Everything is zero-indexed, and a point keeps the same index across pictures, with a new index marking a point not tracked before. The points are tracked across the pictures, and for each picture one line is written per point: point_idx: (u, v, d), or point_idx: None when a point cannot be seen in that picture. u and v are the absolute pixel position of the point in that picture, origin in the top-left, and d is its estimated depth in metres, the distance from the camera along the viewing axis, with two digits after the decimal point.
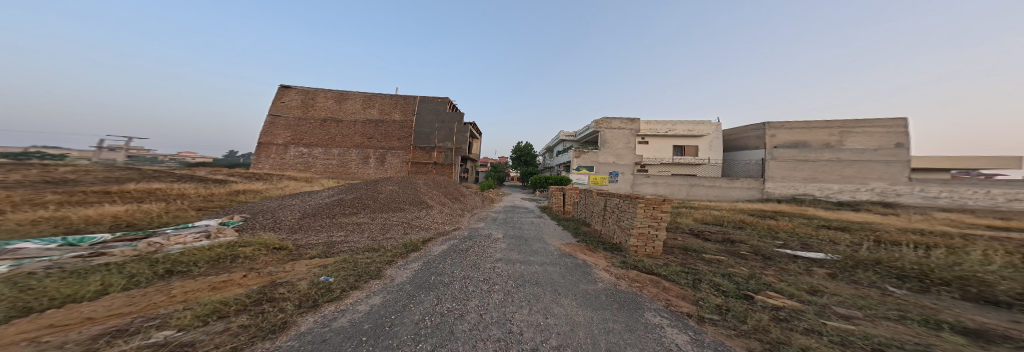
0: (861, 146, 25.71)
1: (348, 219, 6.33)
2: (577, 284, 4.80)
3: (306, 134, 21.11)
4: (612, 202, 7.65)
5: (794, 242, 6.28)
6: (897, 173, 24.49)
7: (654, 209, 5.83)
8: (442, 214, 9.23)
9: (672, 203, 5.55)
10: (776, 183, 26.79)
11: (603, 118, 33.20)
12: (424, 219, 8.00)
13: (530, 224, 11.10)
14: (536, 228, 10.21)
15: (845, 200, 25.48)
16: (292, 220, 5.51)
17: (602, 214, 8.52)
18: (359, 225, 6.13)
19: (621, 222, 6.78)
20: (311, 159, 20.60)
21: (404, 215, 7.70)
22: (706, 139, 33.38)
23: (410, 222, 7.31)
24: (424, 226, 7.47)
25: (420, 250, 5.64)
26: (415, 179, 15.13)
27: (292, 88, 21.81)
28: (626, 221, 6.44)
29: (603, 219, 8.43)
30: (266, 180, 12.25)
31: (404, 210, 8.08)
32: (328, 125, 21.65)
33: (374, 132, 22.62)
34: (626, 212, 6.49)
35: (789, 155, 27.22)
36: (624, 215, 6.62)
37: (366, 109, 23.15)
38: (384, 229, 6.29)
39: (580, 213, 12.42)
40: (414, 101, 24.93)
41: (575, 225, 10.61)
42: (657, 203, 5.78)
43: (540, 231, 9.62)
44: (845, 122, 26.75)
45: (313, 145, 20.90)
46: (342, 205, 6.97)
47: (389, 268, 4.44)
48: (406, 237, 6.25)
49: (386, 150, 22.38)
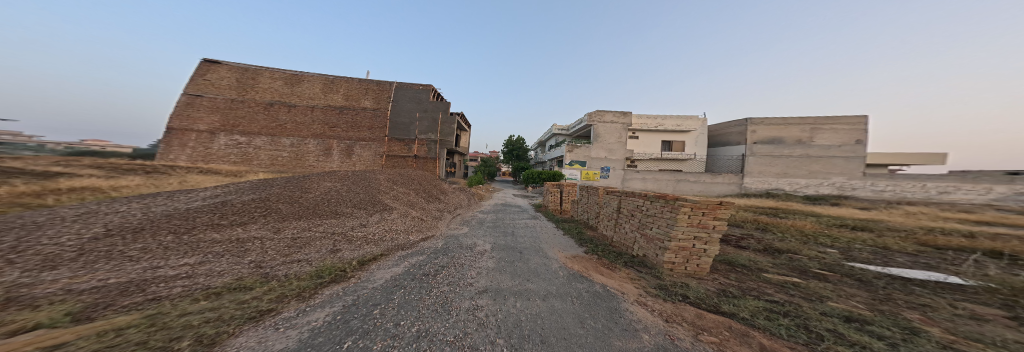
0: (829, 142, 27.06)
1: (221, 234, 3.91)
2: (603, 336, 2.98)
3: (244, 121, 16.54)
4: (631, 202, 6.03)
5: (853, 251, 5.06)
6: (854, 168, 26.21)
7: (702, 216, 4.17)
8: (405, 218, 6.97)
9: (734, 206, 3.92)
10: (753, 179, 28.48)
11: (594, 112, 32.17)
12: (373, 227, 5.71)
13: (524, 229, 9.30)
14: (533, 234, 8.39)
15: (810, 194, 27.12)
16: (80, 245, 3.01)
17: (613, 216, 6.97)
18: (239, 245, 3.77)
19: (647, 230, 5.20)
20: (252, 150, 16.30)
21: (338, 222, 5.37)
22: (693, 135, 33.87)
23: (345, 234, 5.04)
24: (368, 238, 5.22)
25: (344, 282, 3.73)
26: (384, 175, 12.54)
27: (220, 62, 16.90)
28: (656, 229, 4.85)
29: (614, 223, 6.85)
30: (166, 177, 8.79)
31: (343, 214, 5.74)
32: (274, 110, 17.17)
33: (336, 120, 18.90)
34: (657, 217, 4.86)
35: (767, 151, 28.42)
36: (654, 221, 4.97)
37: (327, 93, 19.21)
38: (289, 252, 4.00)
39: (579, 214, 10.92)
40: (389, 86, 21.80)
41: (577, 229, 9.00)
42: (709, 207, 4.12)
43: (535, 238, 7.76)
44: (816, 119, 28.06)
45: (254, 134, 16.41)
46: (224, 211, 4.49)
47: (241, 336, 2.16)
48: (322, 263, 4.01)
49: (355, 140, 19.10)
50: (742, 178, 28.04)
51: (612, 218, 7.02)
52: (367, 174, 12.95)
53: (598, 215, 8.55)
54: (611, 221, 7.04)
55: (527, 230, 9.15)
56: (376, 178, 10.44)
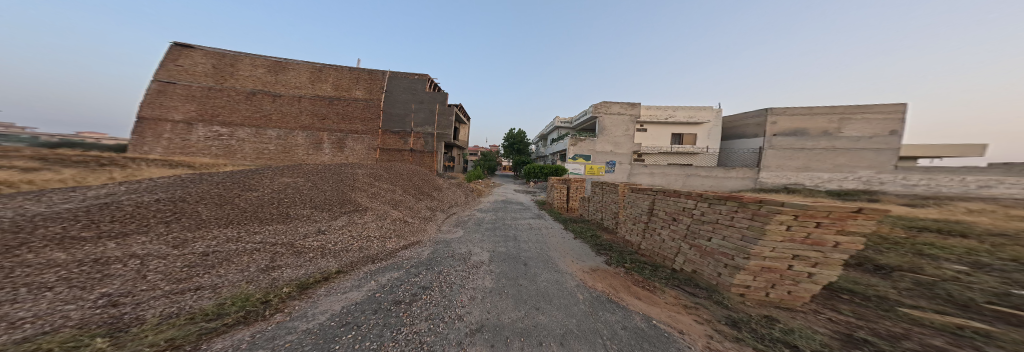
0: (858, 134, 24.92)
1: (83, 255, 2.70)
2: None
3: (222, 110, 14.59)
4: (673, 204, 4.58)
5: (990, 271, 3.71)
6: (886, 160, 23.99)
7: (816, 228, 2.64)
8: (382, 222, 5.75)
9: (881, 217, 2.39)
10: (770, 173, 26.70)
11: (601, 103, 30.41)
12: (335, 235, 4.48)
13: (529, 231, 8.03)
14: (540, 239, 7.11)
15: (832, 189, 25.28)
16: None
17: (640, 220, 5.57)
18: (101, 270, 2.48)
19: (704, 243, 3.79)
20: (235, 142, 14.72)
21: (286, 229, 4.19)
22: (705, 127, 31.95)
23: (292, 244, 3.83)
24: (325, 249, 4.01)
25: (266, 320, 2.31)
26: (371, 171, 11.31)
27: (195, 47, 14.50)
28: (722, 242, 3.42)
29: (643, 227, 5.48)
30: (113, 171, 7.53)
31: (297, 220, 4.57)
32: (259, 100, 15.65)
33: (327, 111, 17.69)
34: (723, 226, 3.42)
35: (787, 143, 26.45)
36: (718, 231, 3.52)
37: (315, 82, 17.75)
38: (184, 276, 2.60)
39: (590, 213, 9.69)
40: (383, 75, 20.51)
41: (591, 231, 7.78)
42: (835, 216, 2.55)
43: (540, 246, 6.52)
44: (844, 108, 25.74)
45: (238, 125, 14.86)
46: (132, 225, 3.50)
47: None
48: (235, 291, 2.56)
49: (347, 133, 18.00)
50: (758, 173, 26.36)
51: (640, 222, 5.63)
52: (353, 169, 11.71)
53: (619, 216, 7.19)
54: (639, 226, 5.65)
55: (531, 232, 7.90)
56: (356, 173, 9.18)
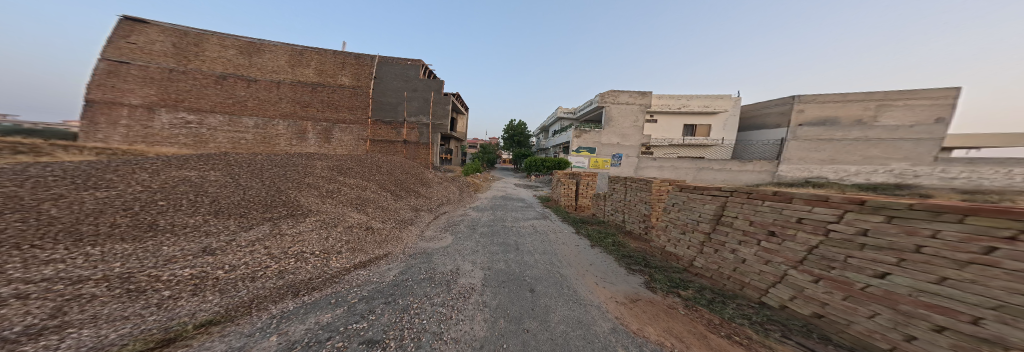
0: (896, 122, 22.57)
1: None
2: None
3: (190, 94, 12.90)
4: (772, 212, 2.95)
5: None
6: (925, 152, 21.59)
7: None
8: (325, 233, 4.49)
9: None
10: (791, 166, 24.94)
11: (608, 92, 28.27)
12: (230, 256, 3.29)
13: (530, 235, 6.66)
14: (547, 250, 5.70)
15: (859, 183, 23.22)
16: None
17: (700, 231, 3.93)
18: None
19: (867, 283, 2.07)
20: (205, 130, 13.06)
21: (129, 250, 3.10)
22: (721, 117, 29.74)
23: (127, 278, 2.59)
24: (195, 281, 2.71)
25: None
26: (338, 164, 9.82)
27: (151, 22, 12.90)
28: (942, 290, 1.67)
29: (704, 240, 3.84)
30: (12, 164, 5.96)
31: (167, 236, 3.53)
32: (231, 84, 13.85)
33: (310, 98, 16.11)
34: (947, 264, 1.69)
35: (813, 133, 24.24)
36: (924, 269, 1.78)
37: (295, 66, 16.04)
38: None
39: (603, 212, 8.19)
40: (371, 61, 18.89)
41: (613, 237, 6.25)
42: None
43: (545, 260, 5.12)
44: (882, 95, 23.36)
45: (208, 112, 13.18)
46: None
47: None
48: None
49: (334, 123, 16.65)
50: (777, 166, 24.46)
51: (696, 234, 4.00)
52: (327, 162, 10.17)
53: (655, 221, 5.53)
54: (695, 238, 4.01)
55: (534, 237, 6.50)
56: (315, 168, 8.22)
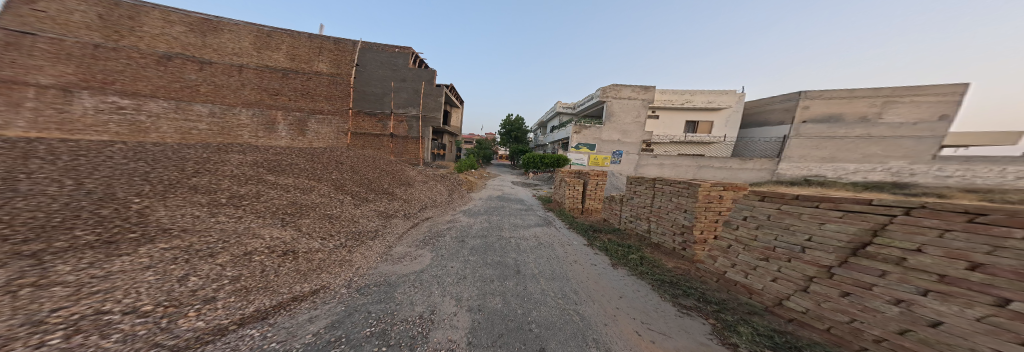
0: (900, 119, 22.24)
1: None
2: None
3: (123, 76, 10.55)
4: None
5: None
6: (925, 150, 21.21)
7: None
8: (161, 275, 2.69)
9: None
10: (790, 163, 24.65)
11: (610, 86, 26.99)
12: None
13: (526, 252, 5.30)
14: (551, 276, 4.32)
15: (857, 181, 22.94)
16: None
17: (816, 264, 2.56)
18: None
19: None
20: (146, 117, 10.53)
21: None
22: (723, 114, 29.00)
23: None
24: None
25: None
26: (268, 159, 8.11)
27: None
28: None
29: (821, 277, 2.49)
30: None
31: None
32: (177, 66, 11.68)
33: (280, 86, 14.21)
34: None
35: (816, 131, 23.97)
36: None
37: (262, 49, 14.00)
38: None
39: (615, 218, 6.98)
40: (353, 46, 17.16)
41: (637, 252, 5.00)
42: None
43: (549, 294, 3.73)
44: (890, 90, 22.92)
45: (149, 97, 10.85)
46: None
47: None
48: None
49: (310, 113, 14.86)
50: (778, 164, 24.20)
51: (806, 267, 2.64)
52: (277, 158, 8.43)
53: (702, 235, 4.22)
54: (802, 271, 2.65)
55: (533, 256, 5.14)
56: (208, 166, 6.46)
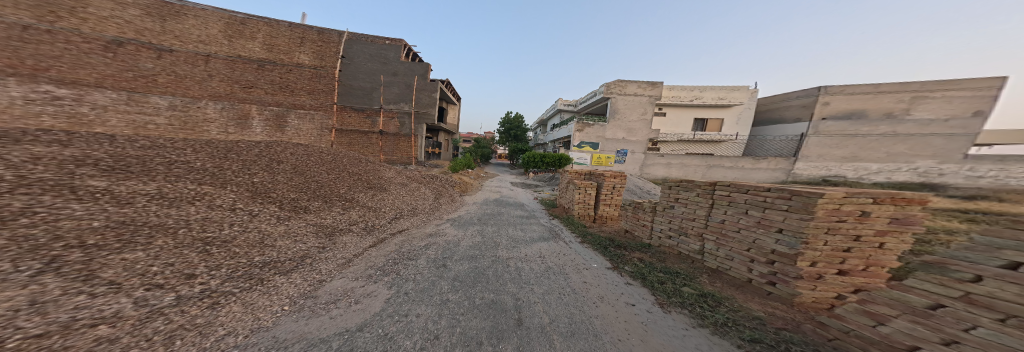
0: (930, 115, 20.44)
1: None
2: None
3: (62, 62, 8.71)
4: None
5: None
6: (956, 149, 19.55)
7: None
8: None
9: None
10: (808, 163, 23.01)
11: (614, 81, 25.42)
12: None
13: (530, 286, 3.81)
14: (568, 330, 2.79)
15: (881, 181, 21.36)
16: None
17: None
18: None
19: None
20: (87, 108, 8.44)
21: None
22: (734, 111, 27.32)
23: None
24: None
25: None
26: (129, 156, 5.11)
27: None
28: None
29: None
30: None
31: None
32: (130, 53, 10.27)
33: (255, 78, 12.97)
34: None
35: (836, 128, 22.19)
36: None
37: (234, 38, 12.77)
38: None
39: (641, 230, 5.48)
40: (338, 37, 15.86)
41: (692, 284, 3.44)
42: None
43: None
44: (918, 86, 21.27)
45: (93, 86, 9.06)
46: None
47: None
48: None
49: (287, 107, 13.30)
50: (794, 163, 22.65)
51: None
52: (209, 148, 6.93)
53: (819, 269, 2.57)
54: None
55: (538, 292, 3.65)
56: None
